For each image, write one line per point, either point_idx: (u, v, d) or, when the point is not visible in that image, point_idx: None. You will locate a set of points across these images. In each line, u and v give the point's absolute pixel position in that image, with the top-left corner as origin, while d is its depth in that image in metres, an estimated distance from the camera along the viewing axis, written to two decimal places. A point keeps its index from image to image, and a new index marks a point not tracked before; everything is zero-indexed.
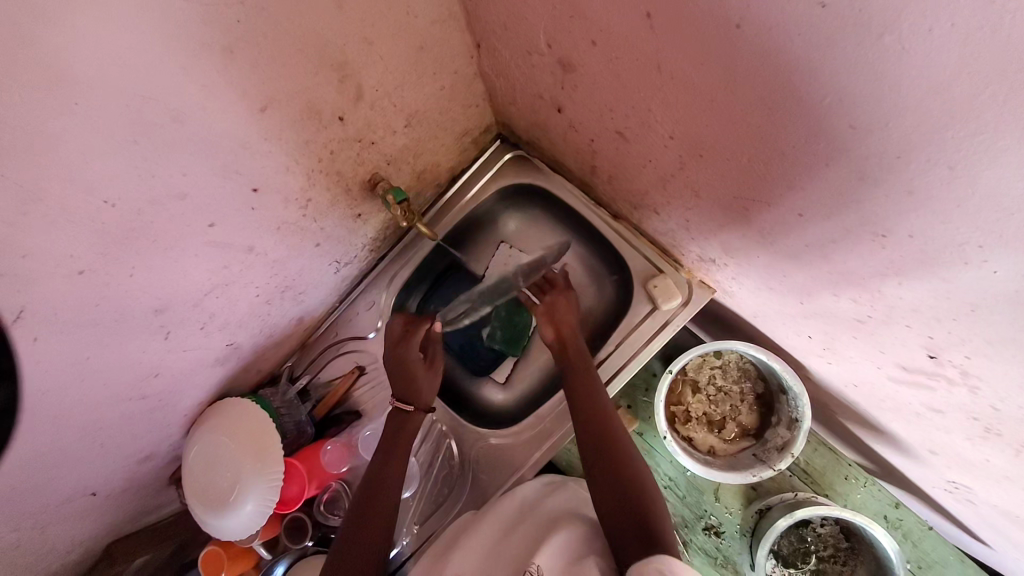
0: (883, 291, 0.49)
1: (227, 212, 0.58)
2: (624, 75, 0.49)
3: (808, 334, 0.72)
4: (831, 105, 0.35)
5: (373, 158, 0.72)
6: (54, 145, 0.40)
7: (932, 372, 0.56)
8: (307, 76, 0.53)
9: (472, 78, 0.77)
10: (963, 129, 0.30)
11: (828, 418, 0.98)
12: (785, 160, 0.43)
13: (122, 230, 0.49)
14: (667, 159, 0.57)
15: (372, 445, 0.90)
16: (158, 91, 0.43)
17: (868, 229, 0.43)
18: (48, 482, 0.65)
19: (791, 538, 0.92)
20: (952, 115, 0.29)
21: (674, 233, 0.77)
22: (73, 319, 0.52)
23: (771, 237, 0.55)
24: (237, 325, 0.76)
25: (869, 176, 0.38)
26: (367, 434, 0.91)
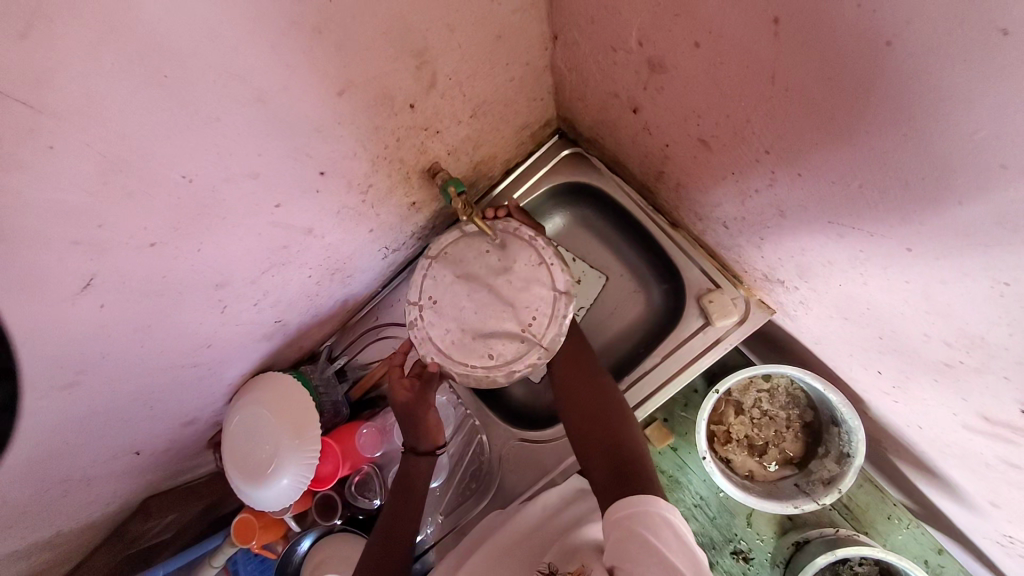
0: (985, 339, 0.44)
1: (293, 194, 0.58)
2: (726, 82, 0.46)
3: (878, 369, 0.68)
4: (982, 141, 0.31)
5: (435, 147, 0.70)
6: (139, 119, 0.39)
7: (1020, 429, 0.50)
8: (385, 61, 0.51)
9: (543, 70, 0.73)
10: None
11: (878, 456, 0.93)
12: (905, 190, 0.39)
13: (195, 206, 0.49)
14: (755, 173, 0.54)
15: None
16: (242, 69, 0.42)
17: (988, 274, 0.38)
18: (101, 438, 0.67)
19: (827, 574, 0.87)
20: None
21: (741, 248, 0.73)
22: (139, 288, 0.52)
23: (861, 265, 0.51)
24: (287, 304, 0.77)
25: (1004, 220, 0.33)
26: None
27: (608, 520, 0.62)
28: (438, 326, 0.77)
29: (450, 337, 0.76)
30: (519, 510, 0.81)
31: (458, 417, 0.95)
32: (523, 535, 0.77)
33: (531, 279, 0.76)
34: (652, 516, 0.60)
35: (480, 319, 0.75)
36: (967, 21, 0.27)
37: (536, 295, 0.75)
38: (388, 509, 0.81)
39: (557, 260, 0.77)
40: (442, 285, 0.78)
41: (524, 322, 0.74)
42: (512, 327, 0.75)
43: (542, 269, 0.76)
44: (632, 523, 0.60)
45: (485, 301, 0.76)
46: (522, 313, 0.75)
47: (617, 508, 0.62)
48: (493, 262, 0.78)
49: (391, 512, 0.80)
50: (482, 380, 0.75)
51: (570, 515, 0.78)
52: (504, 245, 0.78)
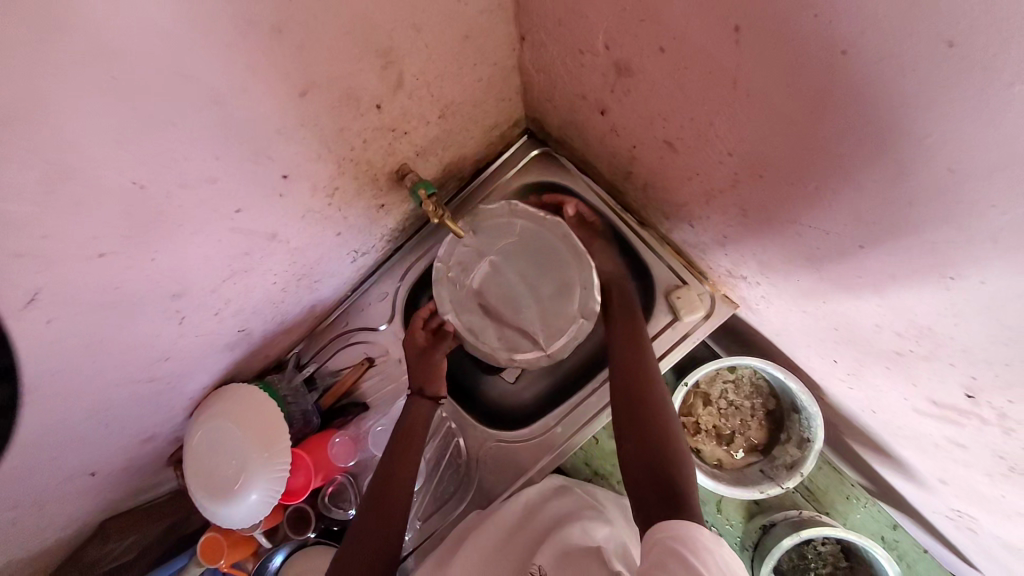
0: (933, 329, 0.48)
1: (255, 198, 0.55)
2: (690, 86, 0.47)
3: (834, 358, 0.71)
4: (931, 144, 0.33)
5: (403, 149, 0.69)
6: (84, 123, 0.36)
7: (964, 410, 0.54)
8: (350, 60, 0.50)
9: (511, 71, 0.73)
10: None
11: (834, 438, 0.99)
12: (860, 194, 0.41)
13: (149, 213, 0.46)
14: (718, 174, 0.56)
15: (383, 440, 0.90)
16: (197, 69, 0.40)
17: (936, 269, 0.41)
18: (50, 462, 0.63)
19: (792, 554, 0.92)
20: None
21: (706, 246, 0.75)
22: (89, 301, 0.49)
23: (818, 262, 0.54)
24: (251, 312, 0.74)
25: (950, 219, 0.36)
26: (379, 429, 0.91)
27: (647, 539, 0.58)
28: (462, 294, 0.88)
29: (466, 308, 0.88)
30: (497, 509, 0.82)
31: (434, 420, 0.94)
32: (508, 536, 0.77)
33: (555, 289, 0.88)
34: (695, 538, 0.55)
35: (496, 309, 0.89)
36: (915, 33, 0.28)
37: (558, 307, 0.88)
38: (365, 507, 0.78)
39: (592, 295, 0.86)
40: (472, 258, 0.88)
41: (546, 326, 0.88)
42: (530, 326, 0.88)
43: (567, 284, 0.87)
44: (672, 543, 0.55)
45: (508, 294, 0.89)
46: (542, 317, 0.88)
47: (659, 529, 0.58)
48: (527, 262, 0.89)
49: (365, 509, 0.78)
50: (479, 352, 0.88)
51: (552, 513, 0.78)
52: (546, 251, 0.88)
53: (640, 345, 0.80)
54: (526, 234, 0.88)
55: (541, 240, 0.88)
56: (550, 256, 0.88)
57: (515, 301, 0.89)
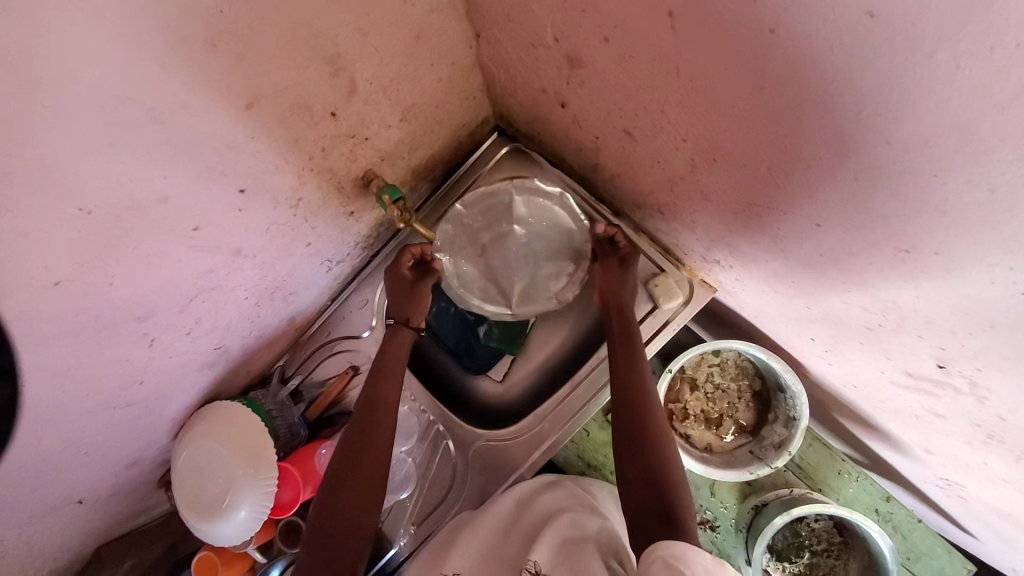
0: (897, 302, 0.48)
1: (214, 214, 0.55)
2: (638, 74, 0.47)
3: (811, 336, 0.72)
4: (866, 120, 0.33)
5: (365, 155, 0.68)
6: (18, 153, 0.36)
7: (940, 381, 0.54)
8: (297, 69, 0.49)
9: (471, 69, 0.72)
10: (1011, 152, 0.28)
11: (823, 414, 1.00)
12: (810, 173, 0.41)
13: (101, 238, 0.45)
14: (677, 161, 0.56)
15: None
16: (134, 89, 0.39)
17: (891, 243, 0.41)
18: (30, 494, 0.63)
19: (786, 532, 0.92)
20: (1000, 138, 0.28)
21: (678, 233, 0.75)
22: (49, 331, 0.48)
23: (782, 243, 0.54)
24: (225, 329, 0.73)
25: (897, 191, 0.36)
26: None
27: (647, 556, 0.55)
28: (470, 236, 0.87)
29: (464, 251, 0.87)
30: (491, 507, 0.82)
31: (422, 425, 0.94)
32: (499, 536, 0.76)
33: (553, 271, 0.88)
34: (695, 558, 0.53)
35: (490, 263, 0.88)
36: (838, 7, 0.28)
37: (546, 288, 0.89)
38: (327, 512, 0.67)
39: (571, 282, 0.89)
40: (499, 213, 0.86)
41: (526, 299, 0.89)
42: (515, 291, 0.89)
43: (565, 277, 0.89)
44: (670, 561, 0.53)
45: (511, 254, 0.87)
46: (528, 290, 0.89)
47: (657, 547, 0.55)
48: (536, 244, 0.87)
49: (325, 510, 0.68)
50: (455, 292, 0.89)
51: (542, 509, 0.78)
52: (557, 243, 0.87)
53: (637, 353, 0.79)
54: (547, 224, 0.86)
55: (558, 231, 0.87)
56: (566, 245, 0.88)
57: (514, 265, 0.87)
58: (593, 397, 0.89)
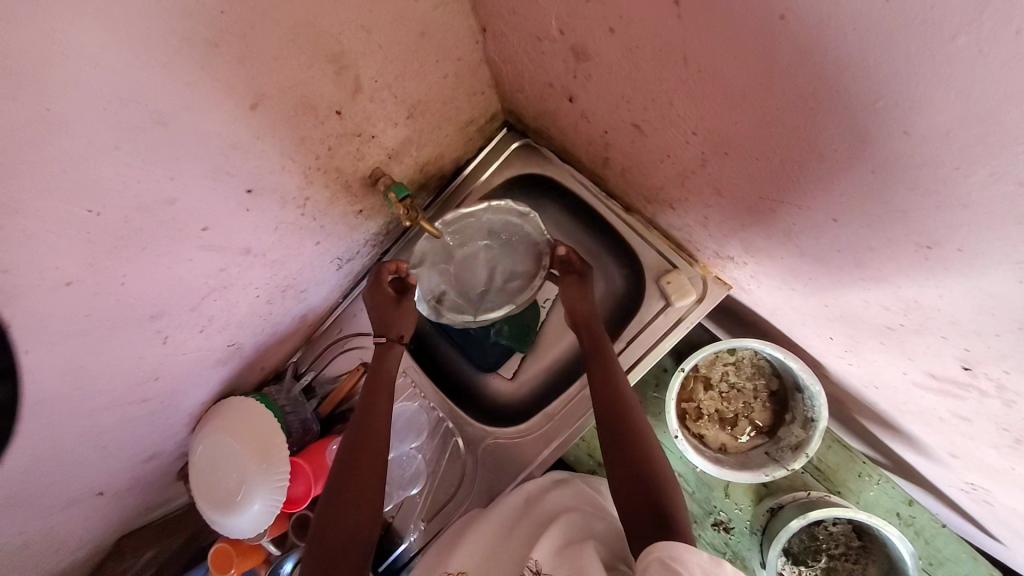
0: (920, 301, 0.45)
1: (223, 214, 0.55)
2: (645, 66, 0.45)
3: (830, 335, 0.69)
4: (883, 110, 0.31)
5: (373, 153, 0.68)
6: (27, 157, 0.36)
7: (964, 383, 0.52)
8: (300, 68, 0.49)
9: (478, 64, 0.71)
10: None
11: (844, 416, 0.97)
12: (824, 165, 0.40)
13: (111, 239, 0.46)
14: (688, 155, 0.54)
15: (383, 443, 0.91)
16: (139, 92, 0.39)
17: (912, 239, 0.39)
18: (52, 486, 0.65)
19: (803, 535, 0.90)
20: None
21: (691, 229, 0.73)
22: (65, 329, 0.50)
23: (798, 239, 0.52)
24: (237, 327, 0.75)
25: (919, 186, 0.34)
26: None
27: (643, 558, 0.55)
28: (440, 249, 0.85)
29: (433, 262, 0.86)
30: (497, 504, 0.83)
31: (432, 422, 0.95)
32: (503, 532, 0.76)
33: (517, 280, 0.89)
34: (693, 558, 0.52)
35: (460, 274, 0.88)
36: None
37: (508, 296, 0.90)
38: (329, 505, 0.68)
39: (529, 290, 0.90)
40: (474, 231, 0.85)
41: (489, 305, 0.90)
42: (480, 299, 0.90)
43: (528, 285, 0.90)
44: (668, 561, 0.52)
45: (480, 268, 0.87)
46: (492, 298, 0.90)
47: (655, 548, 0.54)
48: (502, 258, 0.87)
49: (329, 501, 0.69)
50: (422, 297, 0.88)
51: (547, 508, 0.77)
52: (524, 258, 0.88)
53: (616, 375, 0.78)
54: (517, 243, 0.87)
55: (526, 248, 0.88)
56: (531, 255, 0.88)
57: (481, 277, 0.88)
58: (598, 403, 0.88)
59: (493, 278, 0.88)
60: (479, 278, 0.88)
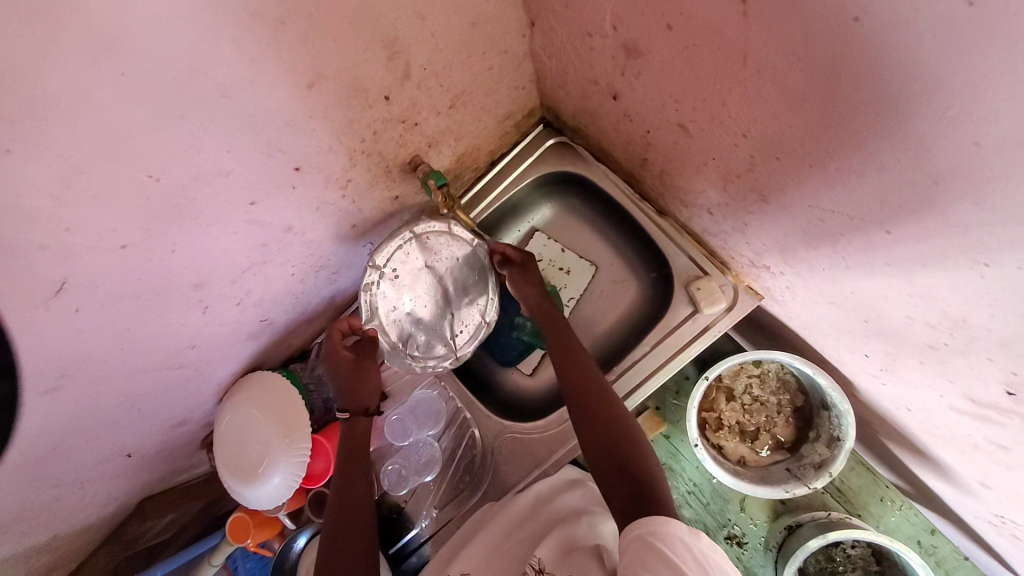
0: (968, 321, 0.44)
1: (270, 190, 0.57)
2: (700, 65, 0.45)
3: (866, 353, 0.67)
4: (954, 117, 0.31)
5: (414, 140, 0.69)
6: (98, 121, 0.38)
7: (1004, 408, 0.51)
8: (355, 51, 0.50)
9: (523, 57, 0.72)
10: None
11: (869, 438, 0.94)
12: (881, 173, 0.39)
13: (165, 206, 0.48)
14: (735, 159, 0.54)
15: (397, 430, 0.92)
16: (205, 64, 0.41)
17: (969, 255, 0.38)
18: (86, 442, 0.67)
19: (819, 556, 0.88)
20: None
21: (727, 235, 0.72)
22: (114, 291, 0.52)
23: (844, 250, 0.52)
24: (271, 302, 0.76)
25: (986, 199, 0.33)
26: (394, 419, 0.92)
27: (624, 535, 0.57)
28: (388, 302, 0.84)
29: (387, 319, 0.85)
30: (504, 507, 0.82)
31: (449, 411, 0.96)
32: (511, 528, 0.77)
33: (478, 300, 0.89)
34: (673, 533, 0.54)
35: (417, 317, 0.87)
36: None
37: (474, 318, 0.89)
38: (341, 501, 0.75)
39: (491, 302, 0.89)
40: (409, 270, 0.84)
41: (459, 336, 0.89)
42: (448, 334, 0.89)
43: (484, 300, 0.90)
44: (653, 540, 0.54)
45: (436, 303, 0.87)
46: (458, 325, 0.89)
47: (636, 524, 0.57)
48: (450, 283, 0.87)
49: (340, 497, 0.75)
50: (393, 356, 0.88)
51: (556, 510, 0.78)
52: (469, 273, 0.87)
53: (588, 374, 0.77)
54: (461, 264, 0.87)
55: (467, 262, 0.88)
56: (483, 269, 0.88)
57: (438, 309, 0.88)
58: None
59: (455, 306, 0.88)
60: (437, 311, 0.88)
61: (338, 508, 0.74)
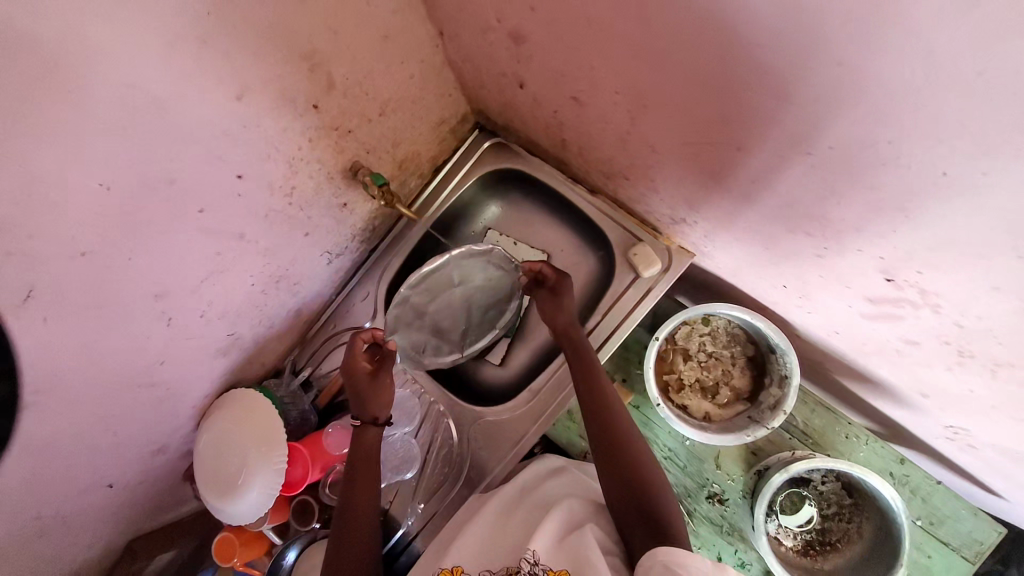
0: (830, 217, 0.52)
1: (216, 198, 0.63)
2: (565, 35, 0.54)
3: (783, 284, 0.74)
4: (737, 26, 0.39)
5: (351, 147, 0.77)
6: (52, 134, 0.44)
7: (896, 299, 0.56)
8: (279, 63, 0.58)
9: (441, 66, 0.81)
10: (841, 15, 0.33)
11: (822, 376, 0.99)
12: (713, 92, 0.47)
13: (119, 213, 0.54)
14: (620, 118, 0.62)
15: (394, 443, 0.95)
16: (142, 80, 0.48)
17: (798, 147, 0.46)
18: (66, 468, 0.70)
19: (793, 497, 0.91)
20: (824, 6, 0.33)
21: (645, 197, 0.80)
22: (78, 301, 0.56)
23: (724, 180, 0.59)
24: (236, 315, 0.81)
25: (784, 90, 0.41)
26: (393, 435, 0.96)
27: (646, 560, 0.60)
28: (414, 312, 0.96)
29: (413, 325, 0.96)
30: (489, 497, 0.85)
31: (423, 407, 0.98)
32: (502, 514, 0.79)
33: (490, 309, 1.00)
34: (695, 565, 0.57)
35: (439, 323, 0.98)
36: None
37: (486, 326, 1.00)
38: (345, 511, 0.78)
39: (505, 314, 1.00)
40: (437, 286, 0.95)
41: (472, 341, 1.00)
42: (464, 340, 1.00)
43: (501, 313, 1.00)
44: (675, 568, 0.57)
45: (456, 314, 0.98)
46: (473, 332, 1.00)
47: (659, 552, 0.59)
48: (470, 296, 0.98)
49: (345, 507, 0.79)
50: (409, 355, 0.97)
51: (545, 494, 0.81)
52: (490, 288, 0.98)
53: (596, 377, 0.82)
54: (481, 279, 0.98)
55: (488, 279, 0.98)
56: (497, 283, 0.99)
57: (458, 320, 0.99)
58: (566, 384, 0.93)
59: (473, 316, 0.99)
60: (456, 321, 0.99)
61: (344, 518, 0.78)
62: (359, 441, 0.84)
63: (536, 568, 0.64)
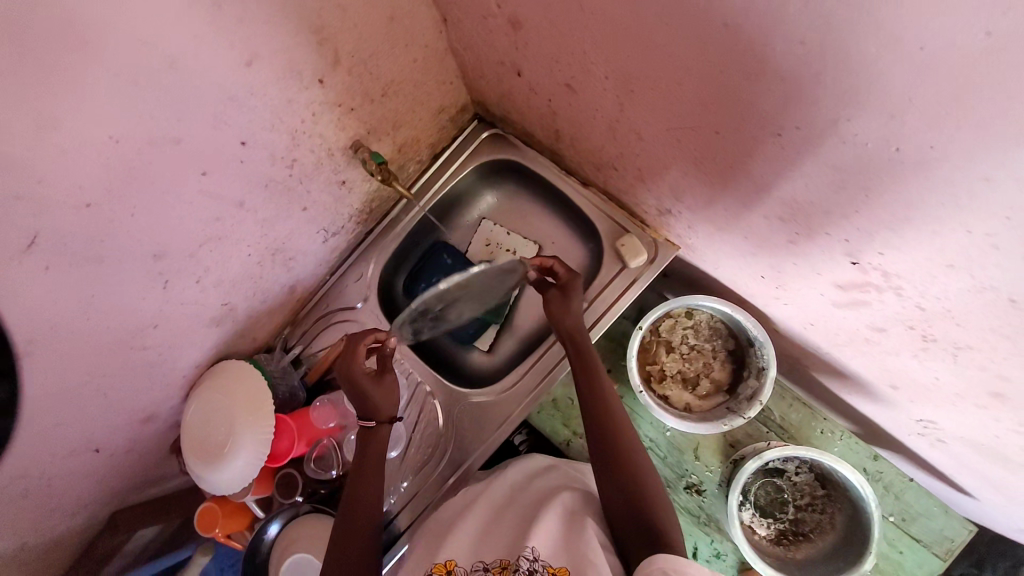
0: (801, 202, 0.55)
1: (218, 163, 0.66)
2: (558, 20, 0.57)
3: (762, 274, 0.77)
4: (711, 8, 0.42)
5: (352, 125, 0.80)
6: (67, 83, 0.47)
7: (862, 285, 0.60)
8: (288, 35, 0.61)
9: (444, 53, 0.85)
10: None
11: (799, 372, 1.02)
12: (692, 74, 0.50)
13: (125, 168, 0.56)
14: (608, 103, 0.65)
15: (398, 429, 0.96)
16: (157, 38, 0.51)
17: (768, 129, 0.50)
18: (55, 426, 0.71)
19: (767, 487, 0.94)
20: None
21: (633, 188, 0.83)
22: (79, 252, 0.58)
23: (705, 166, 0.62)
24: (231, 284, 0.83)
25: (755, 69, 0.45)
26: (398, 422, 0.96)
27: (642, 566, 0.57)
28: None
29: None
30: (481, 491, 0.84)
31: (410, 389, 1.00)
32: (498, 509, 0.79)
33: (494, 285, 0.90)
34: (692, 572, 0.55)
35: None
36: None
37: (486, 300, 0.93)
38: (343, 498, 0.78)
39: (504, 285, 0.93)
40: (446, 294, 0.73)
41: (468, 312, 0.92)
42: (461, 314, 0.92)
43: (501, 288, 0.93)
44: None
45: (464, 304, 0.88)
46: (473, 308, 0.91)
47: (656, 558, 0.57)
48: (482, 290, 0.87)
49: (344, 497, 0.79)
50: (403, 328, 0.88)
51: (537, 489, 0.81)
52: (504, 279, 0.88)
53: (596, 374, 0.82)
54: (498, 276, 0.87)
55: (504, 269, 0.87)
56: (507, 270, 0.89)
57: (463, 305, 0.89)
58: (552, 368, 0.95)
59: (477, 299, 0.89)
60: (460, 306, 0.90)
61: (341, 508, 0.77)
62: (367, 440, 0.82)
63: (536, 564, 0.63)
